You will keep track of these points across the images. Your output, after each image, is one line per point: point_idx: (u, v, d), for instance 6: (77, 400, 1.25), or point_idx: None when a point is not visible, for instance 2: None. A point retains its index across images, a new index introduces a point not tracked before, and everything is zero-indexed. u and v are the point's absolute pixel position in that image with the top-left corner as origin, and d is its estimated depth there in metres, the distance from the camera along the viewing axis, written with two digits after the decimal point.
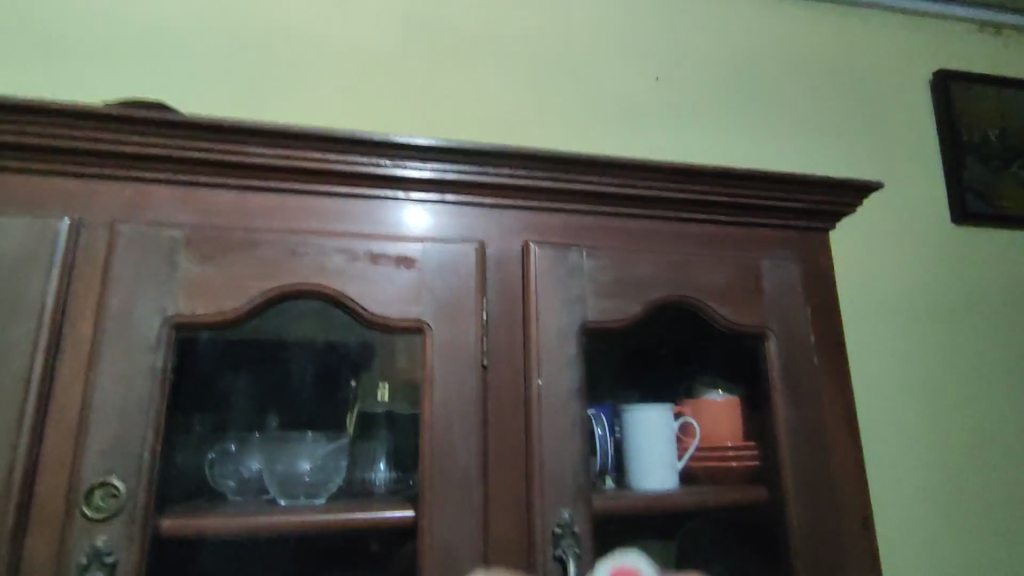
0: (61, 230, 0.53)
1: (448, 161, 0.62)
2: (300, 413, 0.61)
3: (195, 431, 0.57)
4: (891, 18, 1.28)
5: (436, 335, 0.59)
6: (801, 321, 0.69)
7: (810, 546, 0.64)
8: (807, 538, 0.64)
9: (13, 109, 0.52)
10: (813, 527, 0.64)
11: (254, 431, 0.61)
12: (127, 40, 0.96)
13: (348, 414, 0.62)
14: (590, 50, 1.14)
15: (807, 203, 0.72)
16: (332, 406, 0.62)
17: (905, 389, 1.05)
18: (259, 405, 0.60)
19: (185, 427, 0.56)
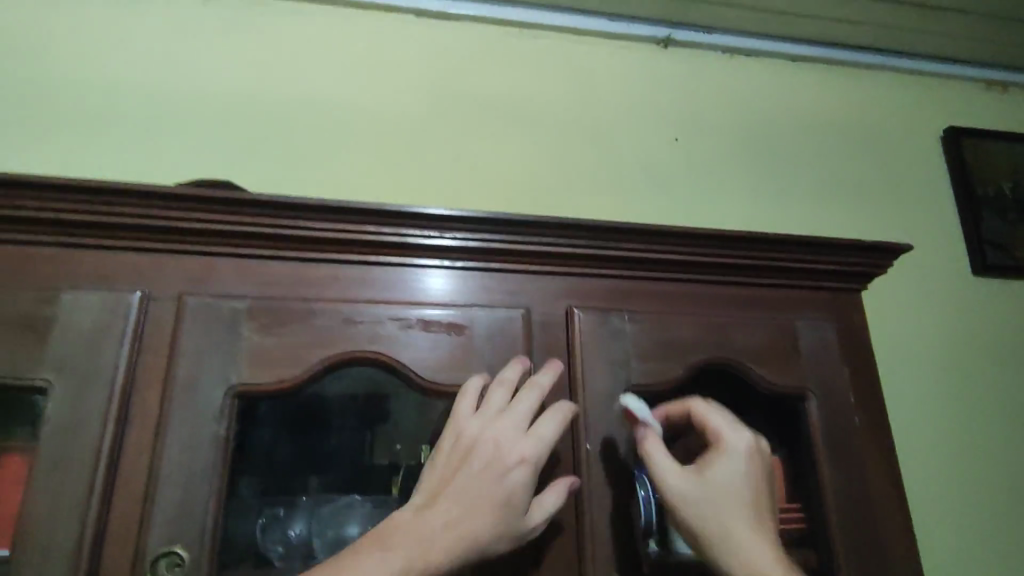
0: (133, 303, 0.56)
1: (494, 231, 0.64)
2: (346, 477, 0.61)
3: (243, 494, 0.57)
4: (899, 79, 1.33)
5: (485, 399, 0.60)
6: (840, 381, 0.70)
7: (856, 550, 0.64)
8: (852, 540, 0.64)
9: (92, 191, 0.56)
10: (858, 542, 0.65)
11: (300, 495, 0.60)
12: (178, 116, 1.02)
13: (394, 477, 0.62)
14: (611, 114, 1.19)
15: (837, 264, 0.75)
16: (377, 469, 0.62)
17: (942, 443, 1.04)
18: (305, 469, 0.60)
19: (235, 491, 0.55)
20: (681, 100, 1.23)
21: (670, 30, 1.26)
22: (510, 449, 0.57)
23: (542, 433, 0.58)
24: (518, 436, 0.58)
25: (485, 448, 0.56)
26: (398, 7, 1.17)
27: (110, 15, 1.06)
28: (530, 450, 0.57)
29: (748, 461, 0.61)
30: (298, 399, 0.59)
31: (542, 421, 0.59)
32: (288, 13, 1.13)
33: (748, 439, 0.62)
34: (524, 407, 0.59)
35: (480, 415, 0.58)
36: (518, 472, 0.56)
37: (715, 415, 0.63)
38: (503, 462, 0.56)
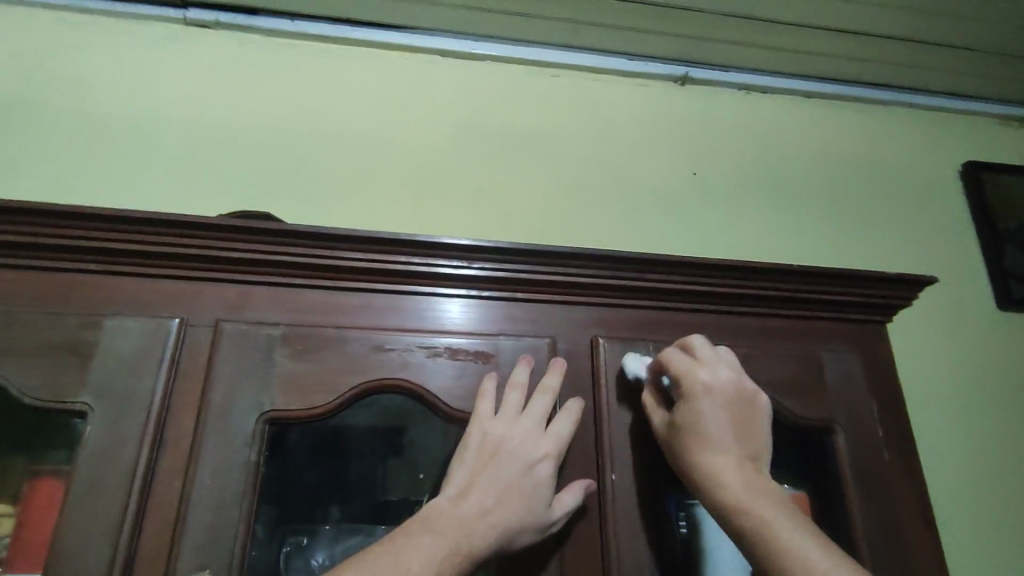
0: (171, 330, 0.58)
1: (522, 262, 0.66)
2: (367, 507, 0.59)
3: (262, 525, 0.55)
4: (916, 115, 1.34)
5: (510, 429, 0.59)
6: (868, 415, 0.69)
7: (872, 528, 0.65)
8: (868, 518, 0.65)
9: (137, 222, 0.58)
10: (873, 520, 0.65)
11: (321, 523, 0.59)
12: (213, 151, 1.07)
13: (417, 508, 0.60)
14: (630, 150, 1.21)
15: (861, 296, 0.75)
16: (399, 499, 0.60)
17: (977, 481, 1.01)
18: (325, 498, 0.58)
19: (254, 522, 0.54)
20: (698, 136, 1.25)
21: (687, 68, 1.29)
22: (533, 447, 0.59)
23: (561, 430, 0.61)
24: (538, 436, 0.60)
25: (509, 445, 0.58)
26: (423, 49, 1.22)
27: (152, 58, 1.12)
28: (551, 447, 0.59)
29: (724, 391, 0.61)
30: (323, 426, 0.58)
31: (559, 418, 0.61)
32: (319, 55, 1.19)
33: (720, 370, 0.63)
34: (540, 408, 0.61)
35: (500, 416, 0.60)
36: (542, 467, 0.58)
37: (681, 355, 0.64)
38: (528, 460, 0.58)
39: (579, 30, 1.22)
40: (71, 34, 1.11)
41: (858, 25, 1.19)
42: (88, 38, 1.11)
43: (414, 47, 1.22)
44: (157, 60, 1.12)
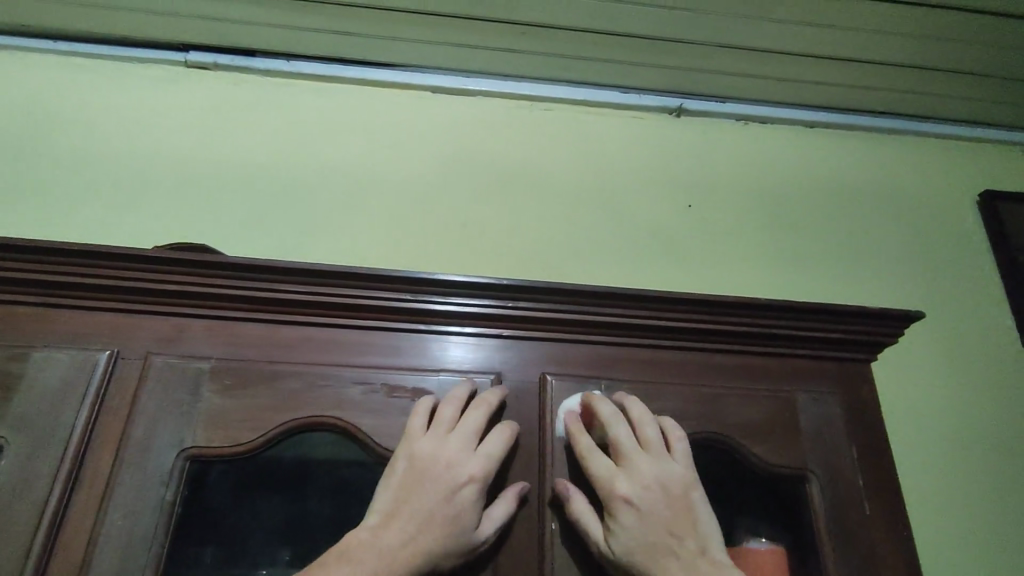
0: (100, 362, 0.58)
1: (496, 297, 0.65)
2: (309, 548, 0.58)
3: (202, 564, 0.55)
4: (927, 144, 1.28)
5: (445, 451, 0.57)
6: (845, 462, 0.65)
7: None
8: None
9: (74, 254, 0.59)
10: None
11: (263, 566, 0.57)
12: (195, 188, 1.06)
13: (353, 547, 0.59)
14: (622, 183, 1.16)
15: (844, 333, 0.70)
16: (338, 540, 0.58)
17: (1010, 541, 0.89)
18: (266, 539, 0.57)
19: (192, 559, 0.55)
20: (694, 167, 1.20)
21: (682, 100, 1.24)
22: (459, 468, 0.57)
23: (491, 450, 0.58)
24: (467, 454, 0.58)
25: (435, 467, 0.56)
26: (412, 85, 1.21)
27: (143, 98, 1.14)
28: (478, 469, 0.57)
29: (652, 494, 0.57)
30: (262, 462, 0.58)
31: (490, 437, 0.59)
32: (307, 94, 1.19)
33: (642, 472, 0.58)
34: (473, 424, 0.59)
35: (430, 433, 0.58)
36: (466, 491, 0.56)
37: (597, 457, 0.59)
38: (453, 482, 0.56)
39: (570, 65, 1.18)
40: (68, 78, 1.14)
41: (863, 53, 1.13)
42: (85, 81, 1.14)
43: (402, 83, 1.21)
44: (149, 100, 1.14)
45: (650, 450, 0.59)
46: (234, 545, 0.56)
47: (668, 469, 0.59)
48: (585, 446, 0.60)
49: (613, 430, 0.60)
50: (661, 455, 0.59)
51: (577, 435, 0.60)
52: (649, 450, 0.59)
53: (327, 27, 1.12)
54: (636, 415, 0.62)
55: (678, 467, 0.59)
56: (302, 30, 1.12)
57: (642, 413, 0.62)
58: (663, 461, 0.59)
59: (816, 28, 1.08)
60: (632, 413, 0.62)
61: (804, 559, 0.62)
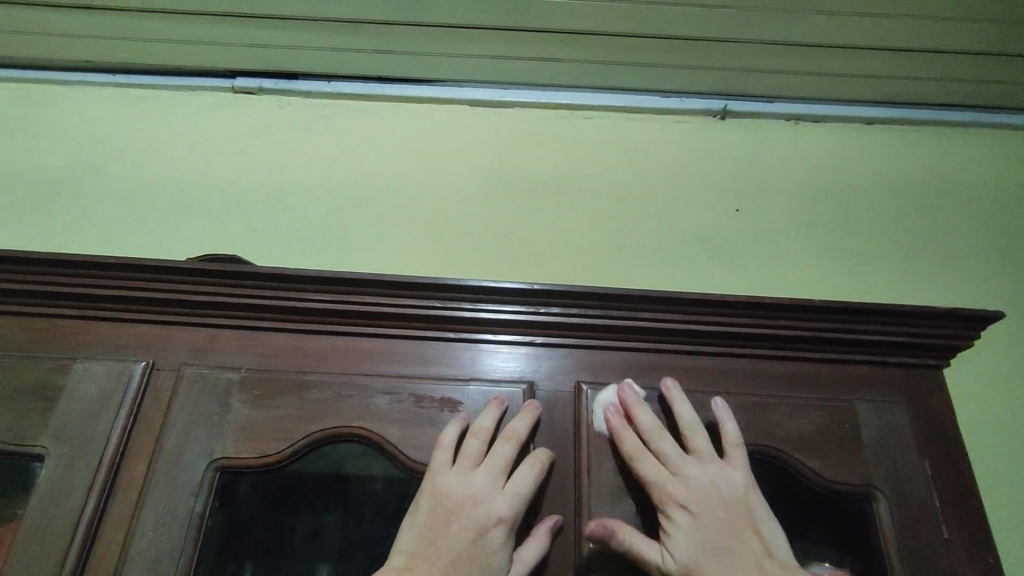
0: (135, 373, 0.59)
1: (532, 303, 0.62)
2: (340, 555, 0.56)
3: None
4: (998, 136, 1.20)
5: (472, 485, 0.54)
6: (917, 478, 0.59)
7: None
8: None
9: (112, 267, 0.61)
10: None
11: None
12: (239, 210, 1.08)
13: (384, 555, 0.56)
14: (668, 189, 1.12)
15: (908, 335, 0.64)
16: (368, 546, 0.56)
17: None
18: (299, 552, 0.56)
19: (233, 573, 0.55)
20: (743, 169, 1.14)
21: (726, 101, 1.20)
22: (487, 508, 0.53)
23: (520, 488, 0.54)
24: (495, 491, 0.54)
25: (462, 506, 0.53)
26: (452, 100, 1.21)
27: (191, 126, 1.18)
28: (507, 510, 0.53)
29: (709, 498, 0.52)
30: (298, 478, 0.57)
31: (519, 472, 0.55)
32: (349, 112, 1.21)
33: (695, 476, 0.54)
34: (500, 460, 0.55)
35: (456, 468, 0.55)
36: (494, 532, 0.52)
37: (647, 462, 0.55)
38: (480, 522, 0.52)
39: (609, 71, 1.15)
40: (123, 112, 1.20)
41: (925, 41, 1.06)
42: (143, 110, 1.20)
43: (440, 98, 1.21)
44: (201, 125, 1.18)
45: (702, 456, 0.55)
46: (279, 561, 0.55)
47: (725, 475, 0.54)
48: (629, 445, 0.56)
49: (661, 432, 0.56)
50: (714, 461, 0.55)
51: (623, 436, 0.57)
52: (702, 456, 0.55)
53: (366, 47, 1.13)
54: (686, 420, 0.58)
55: (734, 472, 0.54)
56: (342, 50, 1.14)
57: (692, 419, 0.58)
58: (718, 467, 0.55)
59: (872, 17, 1.02)
60: (682, 419, 0.58)
61: None
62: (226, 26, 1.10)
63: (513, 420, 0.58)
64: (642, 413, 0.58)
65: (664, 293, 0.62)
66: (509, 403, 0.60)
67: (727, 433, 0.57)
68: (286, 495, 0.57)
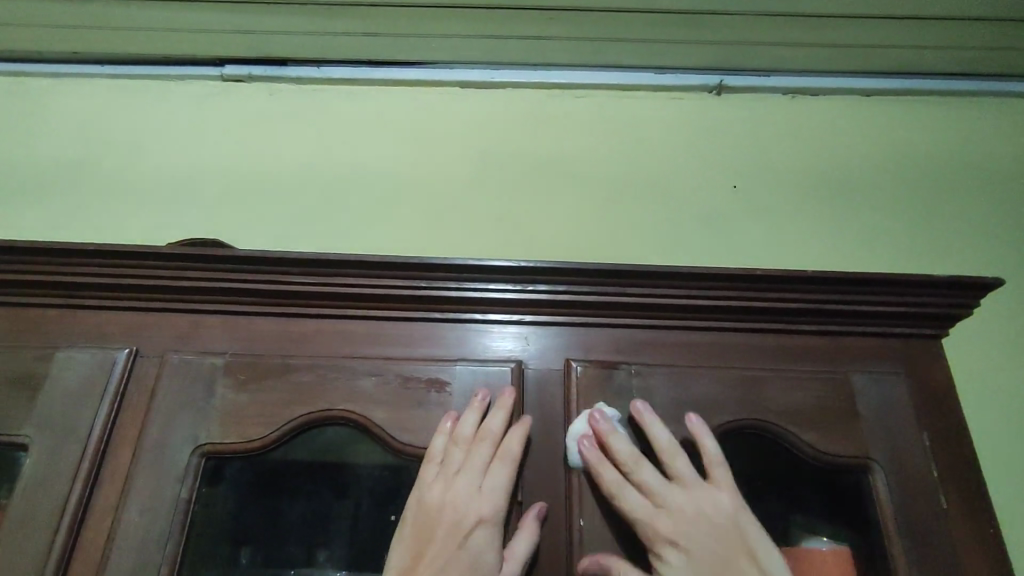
0: (119, 359, 0.58)
1: (520, 280, 0.61)
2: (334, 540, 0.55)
3: (240, 562, 0.55)
4: (1000, 105, 1.17)
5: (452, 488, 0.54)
6: (914, 449, 0.57)
7: None
8: None
9: (91, 255, 0.60)
10: None
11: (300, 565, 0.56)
12: (228, 199, 1.07)
13: (372, 538, 0.55)
14: (663, 167, 1.10)
15: (905, 305, 0.62)
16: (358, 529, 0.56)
17: None
18: (295, 537, 0.56)
19: (229, 559, 0.55)
20: (740, 145, 1.12)
21: (722, 76, 1.18)
22: (467, 512, 0.53)
23: (496, 487, 0.54)
24: (475, 494, 0.54)
25: (442, 512, 0.53)
26: (442, 82, 1.19)
27: (179, 116, 1.17)
28: (487, 510, 0.53)
29: (699, 528, 0.51)
30: (285, 464, 0.57)
31: (493, 473, 0.55)
32: (339, 98, 1.19)
33: (681, 506, 0.52)
34: (478, 462, 0.55)
35: (434, 479, 0.55)
36: (478, 535, 0.52)
37: (629, 497, 0.53)
38: (462, 527, 0.52)
39: (602, 48, 1.13)
40: (111, 103, 1.18)
41: (924, 9, 1.03)
42: (132, 101, 1.19)
43: (431, 81, 1.19)
44: (190, 115, 1.17)
45: (686, 483, 0.54)
46: (274, 549, 0.55)
47: (711, 498, 0.53)
48: (612, 482, 0.54)
49: (640, 462, 0.54)
50: (699, 484, 0.54)
51: (602, 472, 0.54)
52: (685, 482, 0.54)
53: (354, 30, 1.11)
54: (663, 444, 0.55)
55: (720, 493, 0.53)
56: (329, 34, 1.12)
57: (670, 443, 0.55)
58: (704, 490, 0.53)
59: None
60: (659, 441, 0.55)
61: (872, 557, 0.55)
62: (210, 12, 1.08)
63: (489, 418, 0.57)
64: (618, 442, 0.55)
65: (654, 266, 0.61)
66: (491, 396, 0.59)
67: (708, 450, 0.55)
68: (276, 483, 0.56)
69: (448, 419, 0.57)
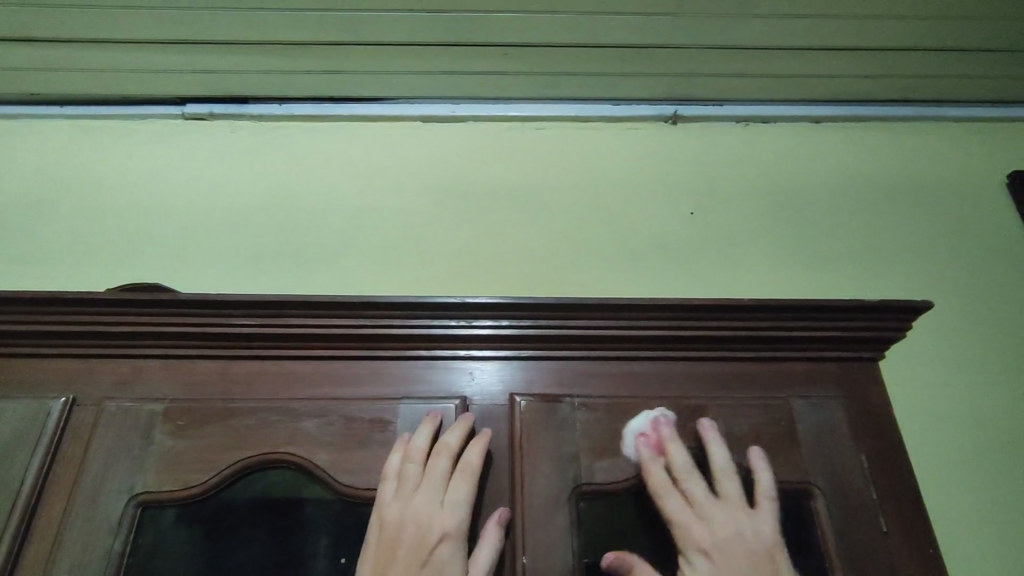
0: (54, 409, 0.58)
1: (464, 316, 0.62)
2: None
3: None
4: (942, 130, 1.22)
5: (413, 505, 0.53)
6: (854, 473, 0.59)
7: None
8: None
9: (26, 302, 0.60)
10: None
11: None
12: (189, 238, 1.06)
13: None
14: (621, 196, 1.12)
15: (841, 329, 0.64)
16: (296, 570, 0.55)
17: None
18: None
19: None
20: (695, 173, 1.15)
21: (676, 107, 1.21)
22: (431, 525, 0.52)
23: (458, 498, 0.54)
24: (437, 507, 0.54)
25: (405, 529, 0.52)
26: (404, 116, 1.21)
27: (137, 155, 1.17)
28: (451, 522, 0.53)
29: (730, 546, 0.52)
30: (223, 507, 0.57)
31: (456, 484, 0.55)
32: (302, 134, 1.20)
33: (722, 523, 0.53)
34: (437, 474, 0.55)
35: (395, 496, 0.54)
36: (443, 548, 0.52)
37: (671, 501, 0.54)
38: (426, 543, 0.52)
39: (560, 82, 1.16)
40: (68, 145, 1.18)
41: (862, 40, 1.07)
42: (89, 142, 1.18)
43: (393, 116, 1.21)
44: (148, 154, 1.17)
45: (731, 502, 0.54)
46: None
47: (750, 521, 0.53)
48: (656, 483, 0.55)
49: (692, 473, 0.56)
50: (744, 509, 0.54)
51: (649, 474, 0.56)
52: (730, 500, 0.54)
53: (314, 69, 1.13)
54: (719, 463, 0.57)
55: (763, 521, 0.53)
56: (290, 73, 1.13)
57: (726, 462, 0.57)
58: (748, 514, 0.54)
59: (807, 19, 1.03)
60: (716, 460, 0.57)
61: None
62: (168, 53, 1.09)
63: (446, 433, 0.58)
64: (676, 449, 0.57)
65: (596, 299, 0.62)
66: (443, 420, 0.60)
67: (760, 484, 0.56)
68: (211, 526, 0.56)
69: (402, 441, 0.57)
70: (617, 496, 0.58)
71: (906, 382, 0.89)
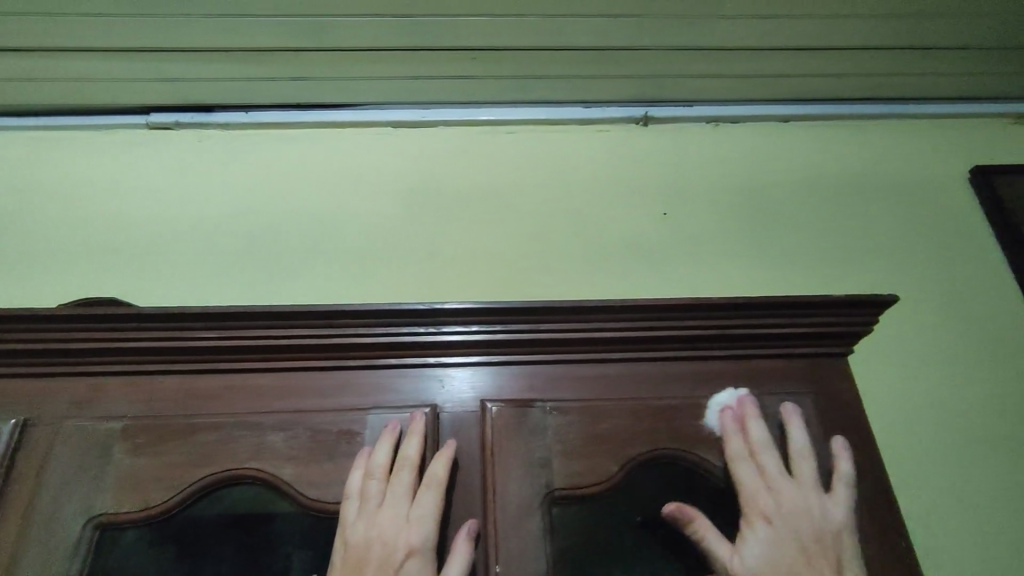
0: (5, 429, 0.56)
1: (432, 322, 0.61)
2: None
3: None
4: (906, 127, 1.24)
5: (377, 523, 0.52)
6: (825, 470, 0.60)
7: None
8: None
9: None
10: None
11: None
12: (154, 250, 1.04)
13: None
14: (593, 197, 1.12)
15: (810, 326, 0.65)
16: None
17: None
18: None
19: None
20: (666, 173, 1.16)
21: (646, 108, 1.22)
22: (397, 543, 0.52)
23: (423, 512, 0.54)
24: (402, 524, 0.53)
25: (371, 549, 0.52)
26: (373, 123, 1.20)
27: (98, 166, 1.14)
28: (417, 538, 0.52)
29: (797, 519, 0.54)
30: (186, 527, 0.56)
31: (421, 498, 0.54)
32: (270, 142, 1.18)
33: (790, 495, 0.55)
34: (401, 488, 0.55)
35: (360, 516, 0.53)
36: (411, 565, 0.51)
37: (744, 467, 0.57)
38: (392, 561, 0.51)
39: (530, 85, 1.16)
40: (25, 156, 1.14)
41: (826, 40, 1.09)
42: (48, 153, 1.15)
43: (362, 122, 1.19)
44: (110, 165, 1.14)
45: (804, 482, 0.57)
46: None
47: (821, 505, 0.56)
48: (734, 450, 0.58)
49: (771, 448, 0.58)
50: (818, 491, 0.56)
51: (729, 442, 0.59)
52: (803, 480, 0.57)
53: (280, 75, 1.11)
54: (798, 444, 0.59)
55: (832, 506, 0.56)
56: (256, 79, 1.12)
57: (805, 446, 0.59)
58: (818, 496, 0.56)
59: (772, 19, 1.04)
60: (796, 441, 0.59)
61: None
62: (129, 61, 1.06)
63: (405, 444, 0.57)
64: (756, 425, 0.60)
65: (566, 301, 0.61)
66: (403, 426, 0.59)
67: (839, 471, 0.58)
68: (176, 545, 0.55)
69: (363, 456, 0.56)
70: (591, 501, 0.57)
71: (876, 376, 0.90)
